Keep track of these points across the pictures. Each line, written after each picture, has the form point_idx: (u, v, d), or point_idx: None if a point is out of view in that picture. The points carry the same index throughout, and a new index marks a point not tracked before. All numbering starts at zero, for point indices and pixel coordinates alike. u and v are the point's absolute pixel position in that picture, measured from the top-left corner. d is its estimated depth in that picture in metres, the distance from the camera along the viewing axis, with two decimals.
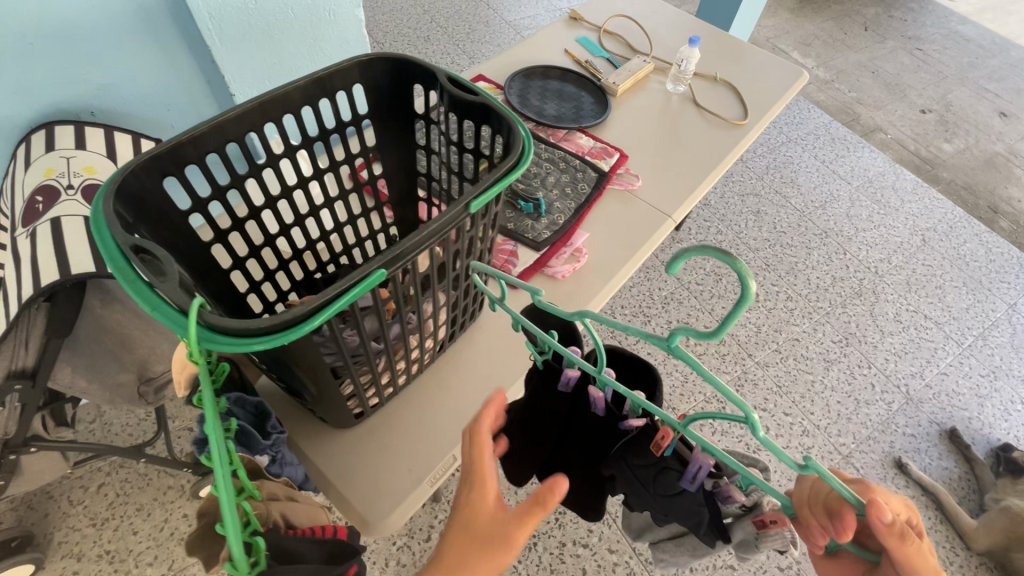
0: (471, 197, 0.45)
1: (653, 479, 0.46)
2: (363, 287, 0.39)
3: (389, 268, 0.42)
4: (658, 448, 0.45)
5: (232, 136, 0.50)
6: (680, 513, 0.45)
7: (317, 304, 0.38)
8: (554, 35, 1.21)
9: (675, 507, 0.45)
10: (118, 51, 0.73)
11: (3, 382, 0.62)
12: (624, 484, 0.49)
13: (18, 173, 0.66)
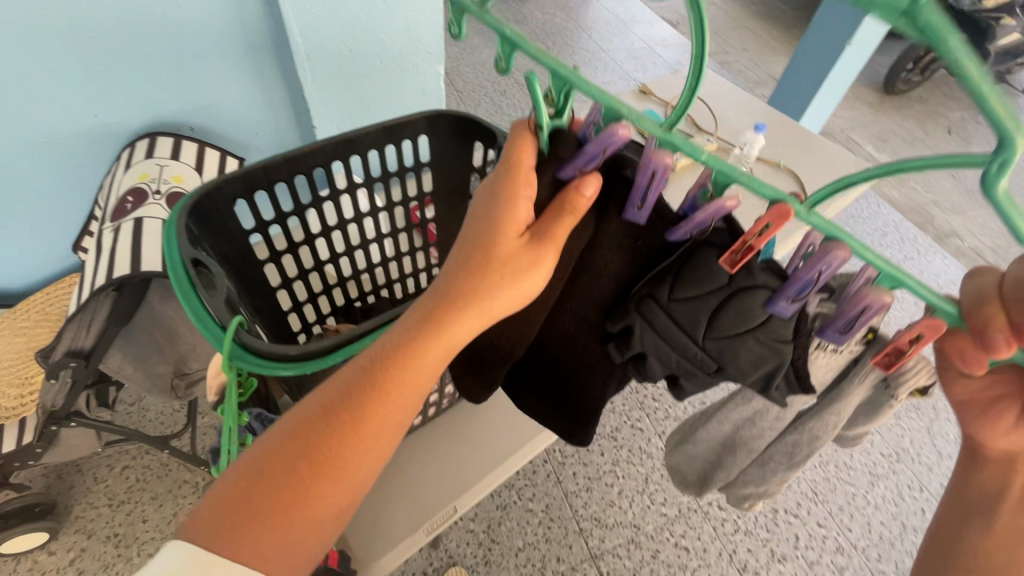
0: None
1: (715, 312, 0.42)
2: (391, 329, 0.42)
3: None
4: (735, 261, 0.38)
5: (301, 169, 0.55)
6: (746, 355, 0.43)
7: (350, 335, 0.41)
8: None
9: (734, 346, 0.43)
10: (224, 79, 0.82)
11: (61, 359, 0.66)
12: (650, 338, 0.45)
13: (118, 174, 0.74)
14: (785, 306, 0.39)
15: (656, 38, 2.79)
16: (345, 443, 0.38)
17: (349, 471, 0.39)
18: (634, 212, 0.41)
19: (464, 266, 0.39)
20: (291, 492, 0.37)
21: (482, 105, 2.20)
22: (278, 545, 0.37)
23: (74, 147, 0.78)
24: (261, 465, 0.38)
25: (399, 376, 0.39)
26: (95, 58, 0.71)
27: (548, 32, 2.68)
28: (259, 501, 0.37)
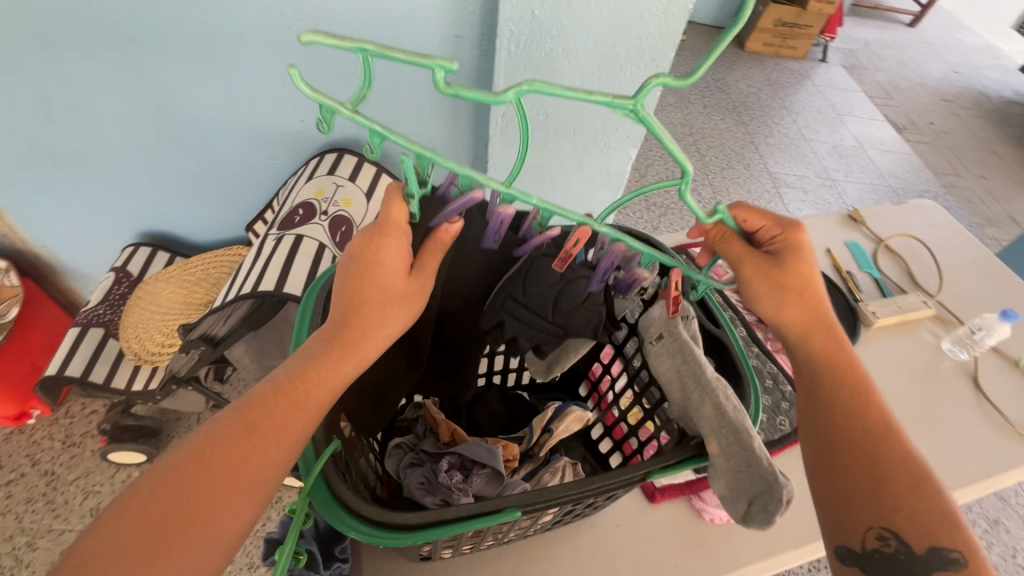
0: (652, 466, 0.46)
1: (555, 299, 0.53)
2: (484, 522, 0.40)
3: (524, 505, 0.42)
4: (562, 264, 0.50)
5: None
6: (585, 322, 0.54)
7: (450, 515, 0.40)
8: (821, 228, 1.07)
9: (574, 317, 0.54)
10: (418, 114, 0.83)
11: (193, 338, 0.69)
12: (518, 326, 0.55)
13: (299, 183, 0.78)
14: (597, 286, 0.52)
15: (871, 140, 2.47)
16: (243, 443, 0.37)
17: (254, 466, 0.37)
18: (488, 241, 0.49)
19: (351, 274, 0.42)
20: (194, 495, 0.35)
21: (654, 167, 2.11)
22: (172, 552, 0.33)
23: (279, 143, 0.88)
24: (167, 471, 0.36)
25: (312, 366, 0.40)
26: (318, 74, 0.77)
27: (748, 108, 2.51)
28: (153, 494, 0.35)
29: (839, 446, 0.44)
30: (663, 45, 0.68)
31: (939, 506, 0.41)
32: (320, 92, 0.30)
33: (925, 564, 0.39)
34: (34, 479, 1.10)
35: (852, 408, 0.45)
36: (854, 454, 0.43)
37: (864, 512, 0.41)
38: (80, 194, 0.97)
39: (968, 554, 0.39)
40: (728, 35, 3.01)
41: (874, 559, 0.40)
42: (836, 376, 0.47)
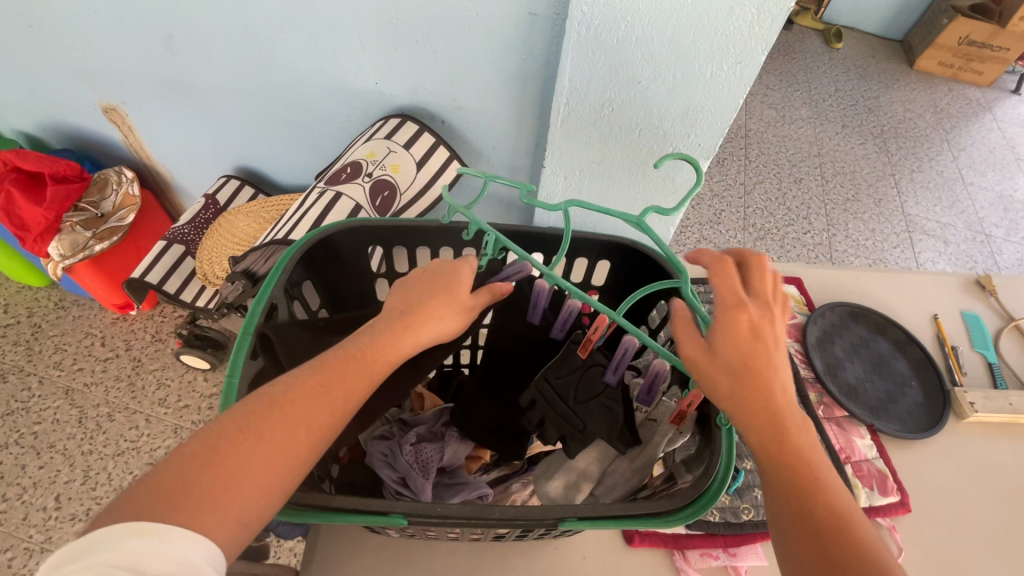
0: (567, 512, 0.43)
1: (577, 385, 0.58)
2: (367, 518, 0.42)
3: (414, 518, 0.43)
4: (585, 348, 0.58)
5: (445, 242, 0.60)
6: (604, 417, 0.57)
7: (346, 506, 0.42)
8: (934, 290, 0.90)
9: (596, 411, 0.58)
10: (486, 90, 0.80)
11: (237, 272, 0.76)
12: (541, 408, 0.59)
13: (357, 141, 0.82)
14: (611, 377, 0.58)
15: None
16: (266, 448, 0.39)
17: (276, 460, 0.39)
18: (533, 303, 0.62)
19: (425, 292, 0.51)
20: (229, 478, 0.37)
21: (763, 184, 1.91)
22: (234, 495, 0.37)
23: (355, 101, 0.91)
24: (196, 461, 0.37)
25: (336, 383, 0.43)
26: (393, 37, 0.78)
27: (899, 135, 2.17)
28: (180, 482, 0.36)
29: (784, 487, 0.41)
30: (753, 47, 0.59)
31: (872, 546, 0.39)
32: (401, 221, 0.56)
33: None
34: (124, 361, 1.29)
35: (793, 453, 0.42)
36: (792, 494, 0.41)
37: (806, 554, 0.39)
38: (191, 124, 1.09)
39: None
40: (897, 48, 2.61)
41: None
42: (771, 419, 0.42)
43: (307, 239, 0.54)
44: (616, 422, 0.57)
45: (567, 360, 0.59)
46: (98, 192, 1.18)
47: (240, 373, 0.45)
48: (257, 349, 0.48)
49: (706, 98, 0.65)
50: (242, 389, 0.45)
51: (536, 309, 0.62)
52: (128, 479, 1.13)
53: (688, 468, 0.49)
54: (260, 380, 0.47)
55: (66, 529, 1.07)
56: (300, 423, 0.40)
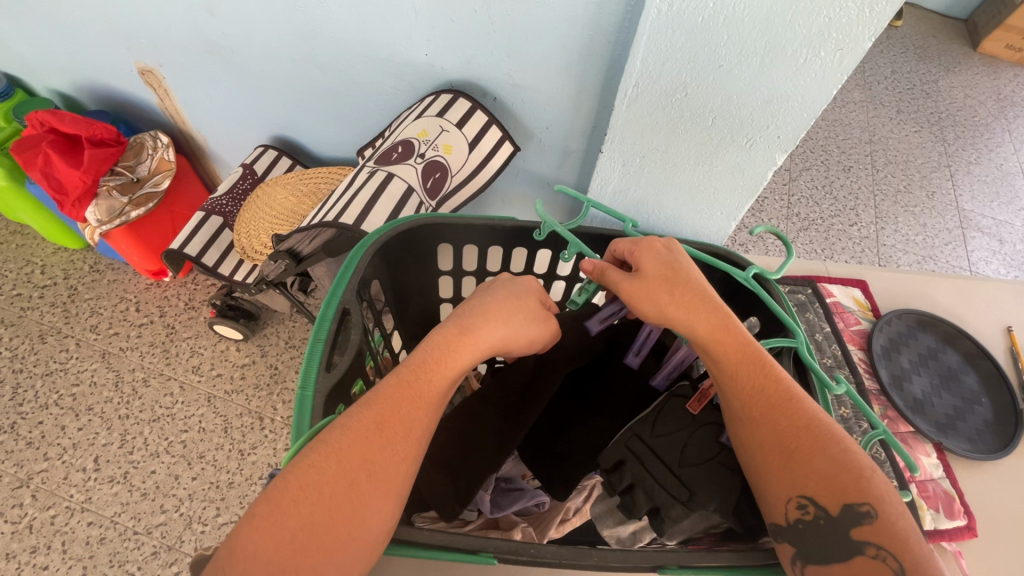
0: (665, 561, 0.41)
1: (685, 445, 0.53)
2: (452, 557, 0.41)
3: (503, 557, 0.41)
4: (697, 406, 0.55)
5: (518, 242, 0.57)
6: (714, 483, 0.50)
7: (442, 544, 0.41)
8: (1008, 300, 0.84)
9: (706, 474, 0.51)
10: (545, 67, 0.75)
11: (280, 251, 0.73)
12: (637, 472, 0.54)
13: (408, 118, 0.77)
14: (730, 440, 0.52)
15: None
16: (325, 493, 0.39)
17: (341, 501, 0.38)
18: (631, 356, 0.65)
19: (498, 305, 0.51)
20: (301, 537, 0.37)
21: (809, 171, 1.83)
22: (315, 535, 0.37)
23: (402, 73, 0.86)
24: (265, 515, 0.38)
25: (390, 416, 0.42)
26: (449, 6, 0.73)
27: (956, 123, 2.05)
28: (259, 556, 0.36)
29: (748, 419, 0.45)
30: (859, 32, 0.53)
31: (844, 465, 0.41)
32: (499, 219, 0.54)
33: (842, 525, 0.40)
34: (158, 327, 1.30)
35: (753, 384, 0.46)
36: (756, 424, 0.45)
37: (780, 483, 0.42)
38: (229, 89, 1.05)
39: (878, 502, 0.39)
40: (961, 28, 2.44)
41: (798, 530, 0.41)
42: (729, 358, 0.47)
43: (377, 236, 0.51)
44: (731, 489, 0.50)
45: (673, 416, 0.55)
46: (133, 156, 1.16)
47: (314, 386, 0.43)
48: (331, 359, 0.45)
49: (793, 87, 0.60)
50: (317, 406, 0.42)
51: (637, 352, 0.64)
52: (164, 444, 1.15)
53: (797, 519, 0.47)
54: (335, 392, 0.44)
55: (105, 490, 1.09)
56: (357, 466, 0.40)
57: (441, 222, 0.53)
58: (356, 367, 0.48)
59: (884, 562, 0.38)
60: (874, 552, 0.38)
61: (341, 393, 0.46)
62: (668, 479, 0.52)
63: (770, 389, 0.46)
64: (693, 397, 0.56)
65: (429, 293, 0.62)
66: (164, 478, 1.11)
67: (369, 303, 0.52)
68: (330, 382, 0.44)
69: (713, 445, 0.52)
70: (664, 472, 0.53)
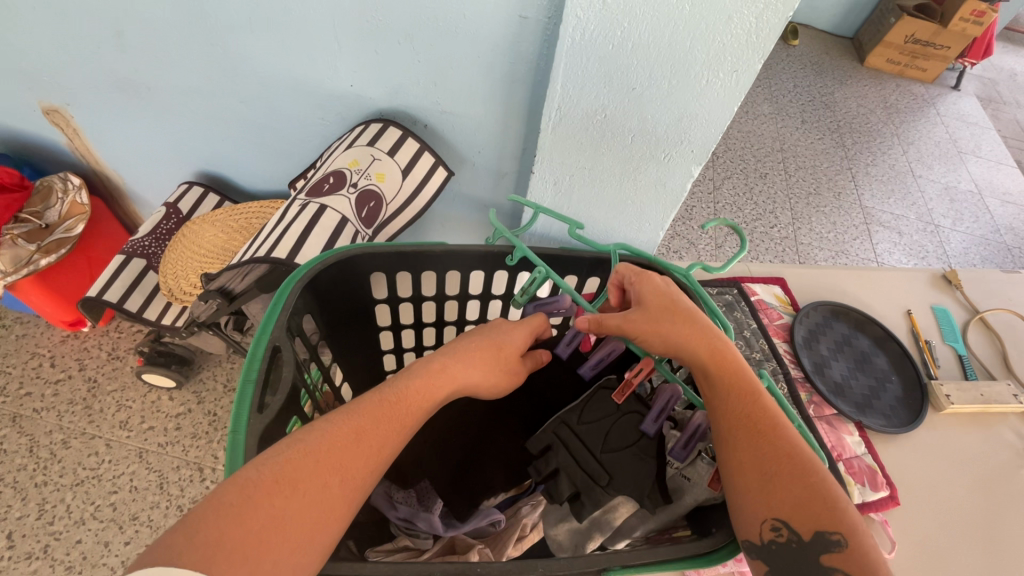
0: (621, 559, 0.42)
1: (608, 432, 0.57)
2: None
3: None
4: (621, 395, 0.57)
5: (456, 265, 0.57)
6: (634, 470, 0.55)
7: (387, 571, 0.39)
8: (904, 284, 0.94)
9: (626, 461, 0.56)
10: (472, 94, 0.78)
11: (210, 290, 0.69)
12: (565, 459, 0.57)
13: (337, 149, 0.77)
14: (649, 427, 0.55)
15: (994, 186, 2.18)
16: (295, 493, 0.34)
17: (306, 511, 0.34)
18: (561, 347, 0.62)
19: (473, 347, 0.50)
20: (249, 535, 0.32)
21: (730, 180, 1.96)
22: (259, 545, 0.32)
23: (330, 104, 0.86)
24: (227, 503, 0.33)
25: (369, 430, 0.39)
26: (373, 37, 0.74)
27: (853, 130, 2.27)
28: (217, 538, 0.31)
29: (736, 443, 0.46)
30: (750, 54, 0.58)
31: (821, 494, 0.42)
32: (423, 245, 0.54)
33: (812, 550, 0.41)
34: (77, 383, 1.20)
35: (749, 409, 0.47)
36: (746, 447, 0.45)
37: (759, 507, 0.43)
38: (146, 126, 1.01)
39: (850, 534, 0.41)
40: (848, 46, 2.73)
41: (771, 550, 0.42)
42: (726, 378, 0.49)
43: (307, 269, 0.50)
44: (648, 477, 0.54)
45: (599, 404, 0.58)
46: (41, 201, 1.08)
47: (246, 428, 0.39)
48: (263, 400, 0.41)
49: (698, 106, 0.65)
50: (251, 448, 0.38)
51: (568, 342, 0.62)
52: (90, 510, 1.05)
53: (719, 517, 0.48)
54: (269, 435, 0.41)
55: (20, 569, 0.98)
56: (333, 471, 0.36)
57: (375, 250, 0.53)
58: (290, 405, 0.46)
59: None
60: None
61: (275, 436, 0.43)
62: (594, 458, 0.56)
63: (755, 410, 0.47)
64: (617, 388, 0.58)
65: (364, 319, 0.61)
66: (91, 547, 1.01)
67: (298, 341, 0.50)
68: (265, 423, 0.40)
69: (634, 432, 0.56)
70: (589, 454, 0.57)
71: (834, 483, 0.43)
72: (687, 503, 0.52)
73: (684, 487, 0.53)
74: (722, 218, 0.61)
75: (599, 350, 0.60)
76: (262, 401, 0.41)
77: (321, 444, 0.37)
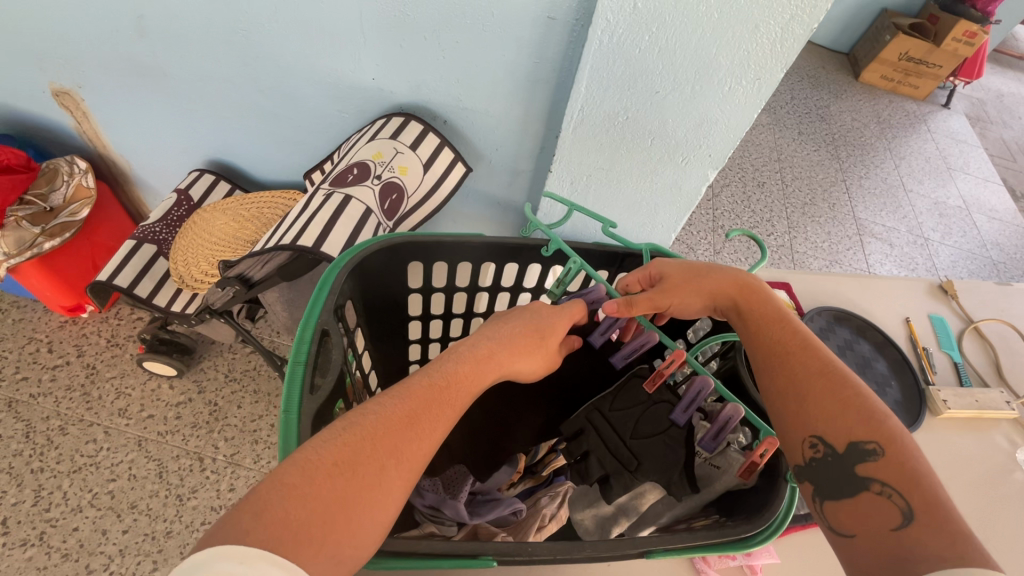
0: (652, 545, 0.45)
1: (638, 419, 0.61)
2: (458, 562, 0.42)
3: (503, 558, 0.43)
4: (653, 383, 0.61)
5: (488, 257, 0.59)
6: (663, 456, 0.58)
7: (446, 550, 0.41)
8: (903, 292, 0.97)
9: (654, 447, 0.59)
10: (494, 92, 0.79)
11: (230, 277, 0.70)
12: (596, 442, 0.62)
13: (360, 141, 0.78)
14: (680, 416, 0.59)
15: (981, 203, 2.24)
16: (353, 478, 0.35)
17: (366, 494, 0.35)
18: (594, 337, 0.67)
19: (516, 333, 0.52)
20: (310, 518, 0.33)
21: (729, 187, 1.99)
22: (320, 528, 0.33)
23: (350, 96, 0.87)
24: (286, 487, 0.33)
25: (421, 415, 0.40)
26: (399, 31, 0.75)
27: (848, 143, 2.32)
28: (283, 517, 0.32)
29: (771, 374, 0.50)
30: (773, 64, 0.60)
31: (855, 407, 0.45)
32: (460, 236, 0.56)
33: (849, 462, 0.43)
34: (75, 369, 1.18)
35: (779, 343, 0.51)
36: (781, 376, 0.49)
37: (798, 427, 0.47)
38: (159, 112, 1.00)
39: (885, 444, 0.42)
40: (844, 61, 2.79)
41: (812, 467, 0.45)
42: (757, 320, 0.53)
43: (349, 257, 0.52)
44: (675, 463, 0.57)
45: (630, 393, 0.63)
46: (46, 183, 1.07)
47: (298, 408, 0.40)
48: (313, 382, 0.43)
49: (719, 112, 0.67)
50: (305, 427, 0.39)
51: (600, 333, 0.66)
52: (87, 497, 1.04)
53: (742, 505, 0.52)
54: (320, 416, 0.42)
55: (15, 556, 0.96)
56: (389, 454, 0.37)
57: (412, 240, 0.55)
58: (336, 389, 0.47)
59: (889, 497, 0.41)
60: (879, 488, 0.42)
61: (323, 418, 0.44)
62: (624, 443, 0.60)
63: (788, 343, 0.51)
64: (649, 377, 0.62)
65: (397, 307, 0.62)
66: (88, 535, 1.00)
67: (343, 326, 0.51)
68: (315, 404, 0.41)
69: (664, 421, 0.60)
70: (620, 438, 0.61)
71: (870, 397, 0.45)
72: (715, 488, 0.57)
73: (712, 474, 0.57)
74: (743, 229, 0.65)
75: (633, 342, 0.65)
76: (312, 382, 0.42)
77: (378, 423, 0.38)
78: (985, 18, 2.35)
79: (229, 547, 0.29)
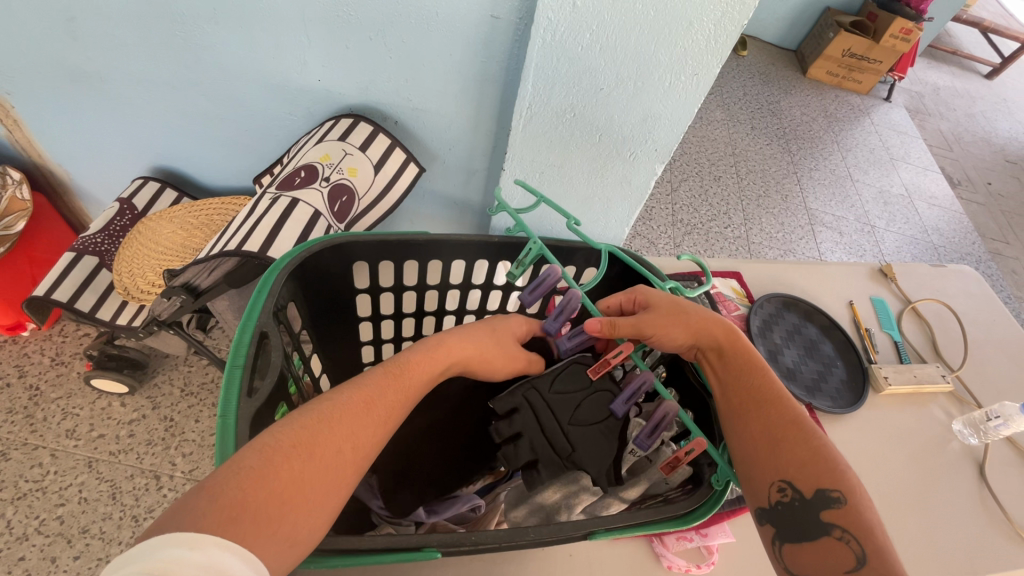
0: (597, 527, 0.47)
1: (577, 406, 0.64)
2: (400, 556, 0.42)
3: (446, 549, 0.43)
4: (597, 370, 0.64)
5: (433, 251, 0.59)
6: (597, 447, 0.62)
7: (391, 543, 0.41)
8: (847, 277, 1.01)
9: (590, 435, 0.63)
10: (443, 92, 0.79)
11: (175, 285, 0.67)
12: (529, 421, 0.63)
13: (307, 143, 0.77)
14: (619, 406, 0.62)
15: (922, 191, 2.36)
16: (310, 459, 0.37)
17: (323, 474, 0.37)
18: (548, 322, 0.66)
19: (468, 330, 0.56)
20: (265, 500, 0.34)
21: (687, 182, 2.04)
22: (277, 509, 0.34)
23: (298, 98, 0.85)
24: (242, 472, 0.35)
25: (378, 401, 0.43)
26: (343, 32, 0.74)
27: (798, 137, 2.41)
28: (239, 502, 0.33)
29: (743, 413, 0.51)
30: (710, 59, 0.62)
31: (819, 452, 0.47)
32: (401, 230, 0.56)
33: (813, 508, 0.44)
34: (17, 390, 1.13)
35: (751, 386, 0.53)
36: (756, 416, 0.51)
37: (765, 471, 0.48)
38: (96, 117, 0.96)
39: (848, 492, 0.44)
40: (792, 58, 2.90)
41: (777, 510, 0.46)
42: (737, 362, 0.55)
43: (289, 259, 0.51)
44: (609, 455, 0.62)
45: (574, 378, 0.65)
46: None
47: (235, 412, 0.40)
48: (251, 386, 0.42)
49: (663, 107, 0.68)
50: (242, 430, 0.39)
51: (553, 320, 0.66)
52: (34, 525, 0.99)
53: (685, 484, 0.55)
54: (259, 419, 0.41)
55: None
56: (346, 439, 0.39)
57: (352, 239, 0.54)
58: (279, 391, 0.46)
59: (848, 543, 0.42)
60: (839, 534, 0.43)
61: (265, 420, 0.43)
62: (558, 428, 0.63)
63: (764, 391, 0.52)
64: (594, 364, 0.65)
65: (344, 310, 0.62)
66: (35, 564, 0.95)
67: (286, 328, 0.50)
68: (255, 406, 0.41)
69: (605, 411, 0.63)
70: (556, 422, 0.63)
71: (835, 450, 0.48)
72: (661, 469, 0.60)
73: (643, 466, 0.63)
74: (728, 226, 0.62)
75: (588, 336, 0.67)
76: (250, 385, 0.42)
77: (334, 412, 0.40)
78: (919, 16, 2.48)
79: (179, 535, 0.30)
